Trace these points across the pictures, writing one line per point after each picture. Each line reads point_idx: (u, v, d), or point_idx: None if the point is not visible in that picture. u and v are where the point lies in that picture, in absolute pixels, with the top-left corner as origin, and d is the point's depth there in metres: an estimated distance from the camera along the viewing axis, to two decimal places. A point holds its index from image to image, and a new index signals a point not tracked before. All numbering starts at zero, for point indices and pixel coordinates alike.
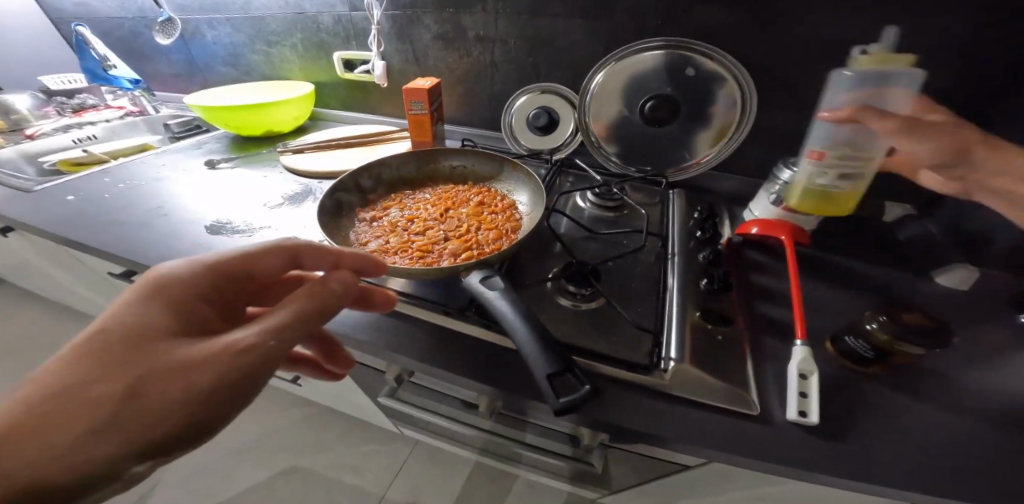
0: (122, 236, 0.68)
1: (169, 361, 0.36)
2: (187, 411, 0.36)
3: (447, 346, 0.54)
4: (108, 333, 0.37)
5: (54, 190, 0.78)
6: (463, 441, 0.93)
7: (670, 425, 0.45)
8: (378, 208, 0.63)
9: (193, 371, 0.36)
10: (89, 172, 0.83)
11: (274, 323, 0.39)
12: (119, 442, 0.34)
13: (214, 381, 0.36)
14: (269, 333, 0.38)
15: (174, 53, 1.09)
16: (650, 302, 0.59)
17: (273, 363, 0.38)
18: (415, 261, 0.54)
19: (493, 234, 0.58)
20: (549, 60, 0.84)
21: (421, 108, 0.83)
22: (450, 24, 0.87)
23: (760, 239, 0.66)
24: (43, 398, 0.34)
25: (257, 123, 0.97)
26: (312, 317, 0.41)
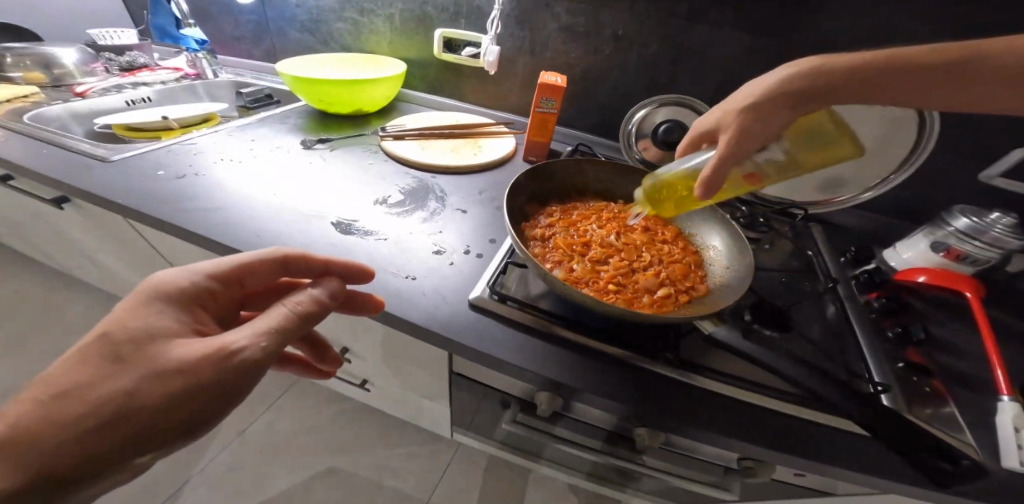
0: (235, 224, 0.59)
1: (159, 364, 0.31)
2: (181, 412, 0.31)
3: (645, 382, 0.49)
4: (101, 333, 0.32)
5: (135, 162, 0.67)
6: (487, 436, 0.90)
7: (914, 482, 0.43)
8: (541, 224, 0.57)
9: (181, 376, 0.31)
10: (169, 144, 0.72)
11: (270, 321, 0.34)
12: (93, 457, 0.29)
13: (195, 387, 0.31)
14: (268, 333, 0.34)
15: (244, 14, 0.97)
16: (839, 349, 0.55)
17: (267, 367, 0.33)
18: (613, 296, 0.48)
19: (680, 269, 0.52)
20: (690, 69, 0.79)
21: (550, 107, 0.77)
22: (584, 16, 0.80)
23: (926, 287, 0.63)
24: (39, 400, 0.29)
25: (347, 101, 0.87)
26: (308, 317, 0.36)
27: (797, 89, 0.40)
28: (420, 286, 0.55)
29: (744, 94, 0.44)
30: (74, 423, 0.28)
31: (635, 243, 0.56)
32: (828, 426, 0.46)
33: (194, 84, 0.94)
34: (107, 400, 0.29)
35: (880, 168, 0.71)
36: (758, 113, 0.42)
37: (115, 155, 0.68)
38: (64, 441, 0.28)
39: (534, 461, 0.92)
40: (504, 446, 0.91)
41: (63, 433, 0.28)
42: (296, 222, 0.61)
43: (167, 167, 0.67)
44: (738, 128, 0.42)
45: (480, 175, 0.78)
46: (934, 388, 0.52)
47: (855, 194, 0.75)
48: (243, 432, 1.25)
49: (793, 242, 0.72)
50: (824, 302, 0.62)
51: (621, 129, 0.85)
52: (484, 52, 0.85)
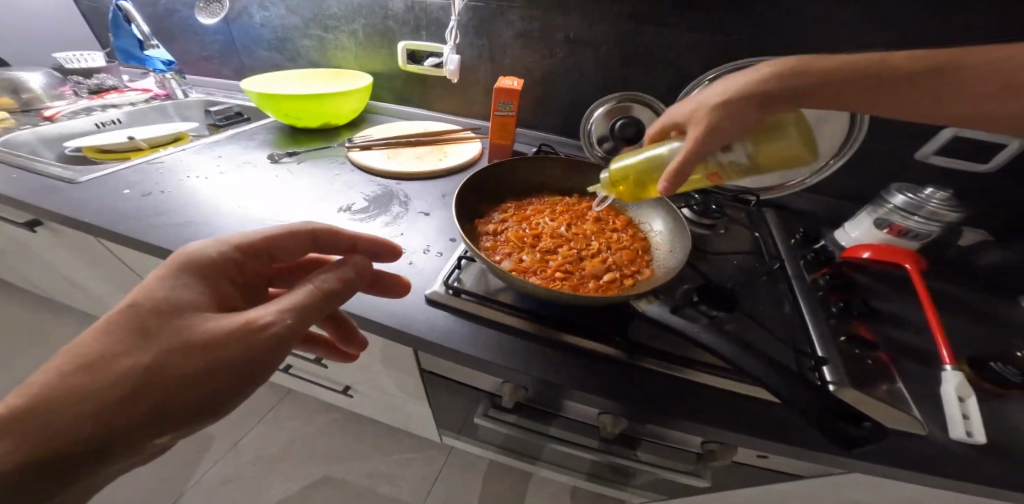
0: (200, 237, 0.61)
1: (189, 335, 0.34)
2: (207, 385, 0.33)
3: (593, 367, 0.51)
4: (135, 304, 0.34)
5: (104, 183, 0.68)
6: (485, 439, 0.90)
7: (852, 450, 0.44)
8: (494, 220, 0.59)
9: (210, 348, 0.33)
10: (135, 163, 0.74)
11: (294, 301, 0.37)
12: (118, 422, 0.31)
13: (220, 358, 0.34)
14: (289, 309, 0.36)
15: (211, 34, 0.99)
16: (785, 327, 0.57)
17: (289, 342, 0.36)
18: (559, 284, 0.50)
19: (627, 254, 0.55)
20: (642, 68, 0.82)
21: (508, 110, 0.79)
22: (538, 22, 0.83)
23: (872, 262, 0.65)
24: (73, 368, 0.32)
25: (315, 115, 0.89)
26: (329, 295, 0.39)
27: (774, 88, 0.43)
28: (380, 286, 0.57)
29: (718, 91, 0.46)
30: (106, 388, 0.31)
31: (586, 233, 0.59)
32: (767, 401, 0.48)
33: (165, 104, 0.96)
34: (138, 369, 0.32)
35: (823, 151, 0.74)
36: (734, 108, 0.44)
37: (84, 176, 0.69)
38: (98, 407, 0.31)
39: (532, 463, 0.92)
40: (502, 449, 0.91)
41: (99, 400, 0.31)
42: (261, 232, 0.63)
43: (135, 186, 0.69)
44: (708, 123, 0.45)
45: (444, 179, 0.81)
46: (878, 360, 0.53)
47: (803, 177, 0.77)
48: (231, 448, 1.25)
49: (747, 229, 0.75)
50: (775, 281, 0.64)
51: (582, 127, 0.89)
52: (446, 61, 0.88)
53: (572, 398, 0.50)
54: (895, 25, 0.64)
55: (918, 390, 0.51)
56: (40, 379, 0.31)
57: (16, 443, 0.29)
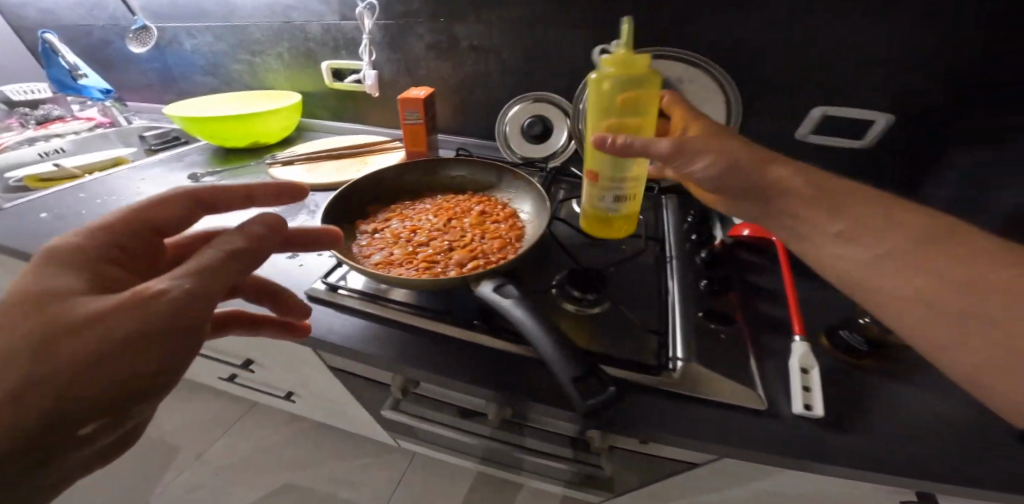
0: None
1: (76, 320, 0.29)
2: (116, 361, 0.29)
3: (453, 355, 0.54)
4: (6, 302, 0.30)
5: (26, 207, 0.74)
6: (463, 450, 0.88)
7: (686, 423, 0.45)
8: (379, 219, 0.64)
9: (105, 326, 0.29)
10: (62, 188, 0.80)
11: (197, 262, 0.31)
12: (25, 423, 0.27)
13: (115, 340, 0.29)
14: (185, 271, 0.31)
15: (149, 63, 1.06)
16: (654, 304, 0.59)
17: (199, 305, 0.31)
18: (421, 272, 0.54)
19: (497, 243, 0.59)
20: (543, 70, 0.87)
21: (416, 118, 0.84)
22: (444, 34, 0.88)
23: (752, 241, 0.69)
24: None
25: (244, 135, 0.95)
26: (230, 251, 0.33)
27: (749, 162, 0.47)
28: None
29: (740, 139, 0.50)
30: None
31: (465, 226, 0.63)
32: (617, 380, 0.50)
33: (107, 132, 1.02)
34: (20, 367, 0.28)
35: None
36: (724, 166, 0.48)
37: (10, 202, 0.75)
38: None
39: (517, 473, 0.89)
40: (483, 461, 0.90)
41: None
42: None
43: (54, 209, 0.74)
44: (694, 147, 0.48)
45: None
46: (736, 335, 0.54)
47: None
48: (196, 459, 1.29)
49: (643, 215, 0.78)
50: (654, 263, 0.67)
51: (497, 130, 0.94)
52: (363, 76, 0.93)
53: (433, 379, 0.53)
54: (751, 13, 0.68)
55: (771, 364, 0.52)
56: None
57: None
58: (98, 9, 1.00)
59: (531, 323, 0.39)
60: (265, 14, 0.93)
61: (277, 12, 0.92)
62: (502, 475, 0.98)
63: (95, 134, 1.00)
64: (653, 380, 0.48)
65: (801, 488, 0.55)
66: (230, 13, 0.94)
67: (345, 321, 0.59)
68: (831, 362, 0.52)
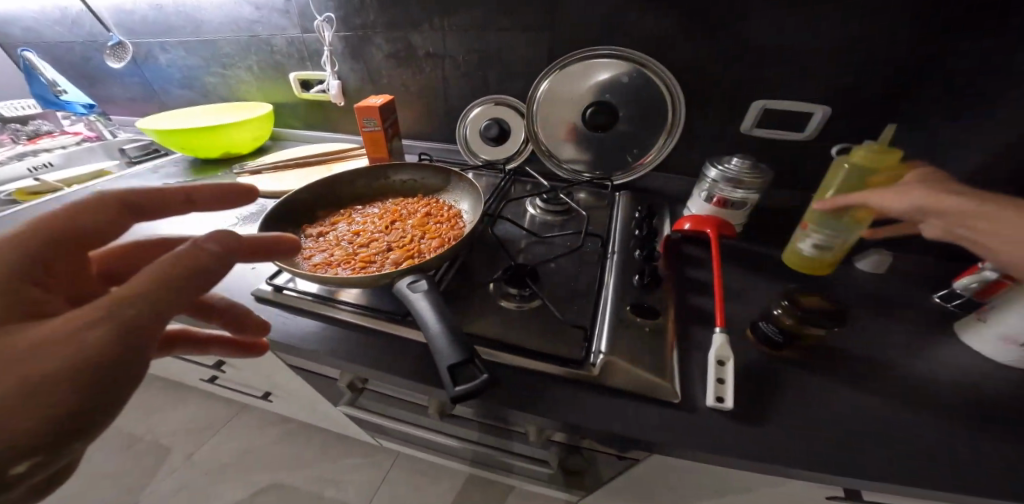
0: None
1: (25, 346, 0.31)
2: (61, 392, 0.30)
3: (387, 352, 0.56)
4: None
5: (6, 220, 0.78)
6: (453, 453, 0.87)
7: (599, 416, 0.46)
8: (325, 224, 0.66)
9: (49, 358, 0.30)
10: (41, 201, 0.84)
11: (130, 292, 0.32)
12: None
13: (58, 367, 0.30)
14: (126, 294, 0.32)
15: (128, 77, 1.11)
16: (588, 300, 0.60)
17: (139, 337, 0.32)
18: (357, 271, 0.57)
19: (436, 242, 0.62)
20: (496, 74, 0.89)
21: (374, 125, 0.87)
22: (400, 43, 0.91)
23: (694, 233, 0.69)
24: None
25: (216, 145, 0.99)
26: (168, 267, 0.33)
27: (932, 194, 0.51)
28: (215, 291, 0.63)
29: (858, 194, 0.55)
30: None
31: (408, 228, 0.65)
32: (539, 374, 0.51)
33: (93, 146, 1.08)
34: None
35: (660, 129, 0.80)
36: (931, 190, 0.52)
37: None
38: None
39: (508, 475, 0.88)
40: (473, 463, 0.89)
41: None
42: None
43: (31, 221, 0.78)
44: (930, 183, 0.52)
45: None
46: (663, 327, 0.55)
47: (645, 157, 0.83)
48: (188, 459, 1.33)
49: (592, 213, 0.79)
50: (595, 258, 0.68)
51: (457, 133, 0.96)
52: (328, 85, 0.98)
53: (368, 372, 0.55)
54: None
55: (693, 354, 0.53)
56: None
57: None
58: (75, 26, 1.04)
59: (430, 314, 0.42)
60: (232, 29, 0.97)
61: (243, 28, 0.97)
62: (494, 476, 0.97)
63: (82, 148, 1.05)
64: (572, 372, 0.50)
65: (735, 482, 0.55)
66: (199, 29, 0.99)
67: (289, 319, 0.61)
68: (754, 353, 0.53)
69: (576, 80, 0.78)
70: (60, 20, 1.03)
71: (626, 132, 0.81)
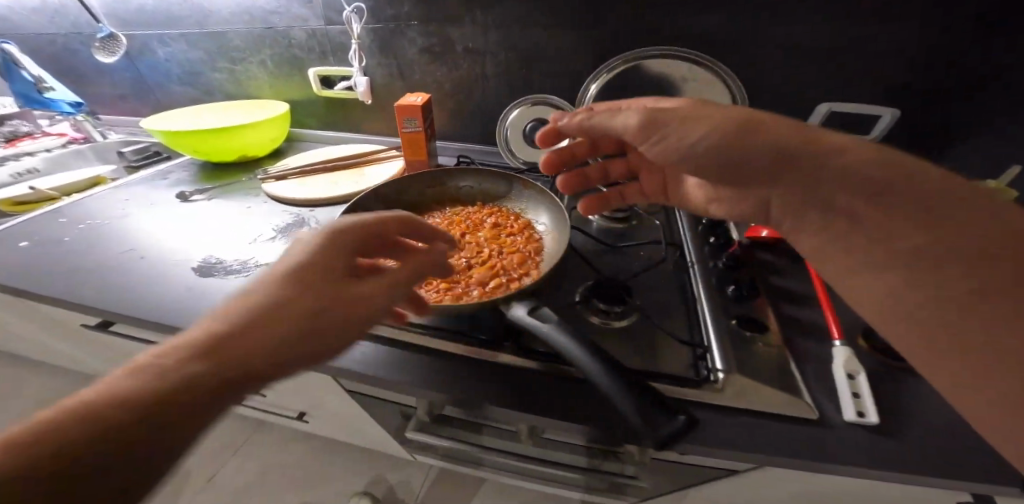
0: (97, 279, 0.62)
1: (338, 298, 0.33)
2: (328, 343, 0.32)
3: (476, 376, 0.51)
4: (308, 268, 0.34)
5: (5, 235, 0.69)
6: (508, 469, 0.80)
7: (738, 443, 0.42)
8: (389, 237, 0.60)
9: (338, 308, 0.33)
10: (40, 213, 0.74)
11: (396, 279, 0.37)
12: (281, 363, 0.30)
13: (355, 319, 0.34)
14: (398, 282, 0.37)
15: (119, 71, 1.00)
16: (681, 314, 0.56)
17: (385, 312, 0.35)
18: (441, 294, 0.50)
19: (517, 258, 0.55)
20: (540, 71, 0.84)
21: (414, 126, 0.80)
22: (436, 37, 0.85)
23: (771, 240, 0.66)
24: (244, 314, 0.31)
25: (232, 147, 0.90)
26: (416, 275, 0.38)
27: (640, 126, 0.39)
28: None
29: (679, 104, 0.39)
30: (242, 369, 0.28)
31: (480, 241, 0.59)
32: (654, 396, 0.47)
33: (82, 149, 0.99)
34: (274, 351, 0.30)
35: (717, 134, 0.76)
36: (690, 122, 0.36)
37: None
38: (278, 350, 0.30)
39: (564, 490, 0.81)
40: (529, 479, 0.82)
41: (280, 343, 0.30)
42: (159, 265, 0.64)
43: (36, 235, 0.69)
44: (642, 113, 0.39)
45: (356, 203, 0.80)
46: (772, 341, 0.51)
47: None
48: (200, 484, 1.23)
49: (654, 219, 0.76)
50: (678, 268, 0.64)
51: (497, 135, 0.90)
52: (353, 83, 0.91)
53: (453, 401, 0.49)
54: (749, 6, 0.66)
55: (805, 366, 0.49)
56: (224, 319, 0.30)
57: (204, 367, 0.27)
58: (58, 16, 0.93)
59: (573, 346, 0.38)
60: (244, 20, 0.89)
61: (257, 18, 0.88)
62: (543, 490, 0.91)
63: (68, 152, 0.96)
64: (694, 392, 0.45)
65: (848, 500, 0.51)
66: (205, 20, 0.89)
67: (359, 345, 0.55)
68: (872, 366, 0.49)
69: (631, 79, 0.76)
70: (41, 10, 0.93)
71: None
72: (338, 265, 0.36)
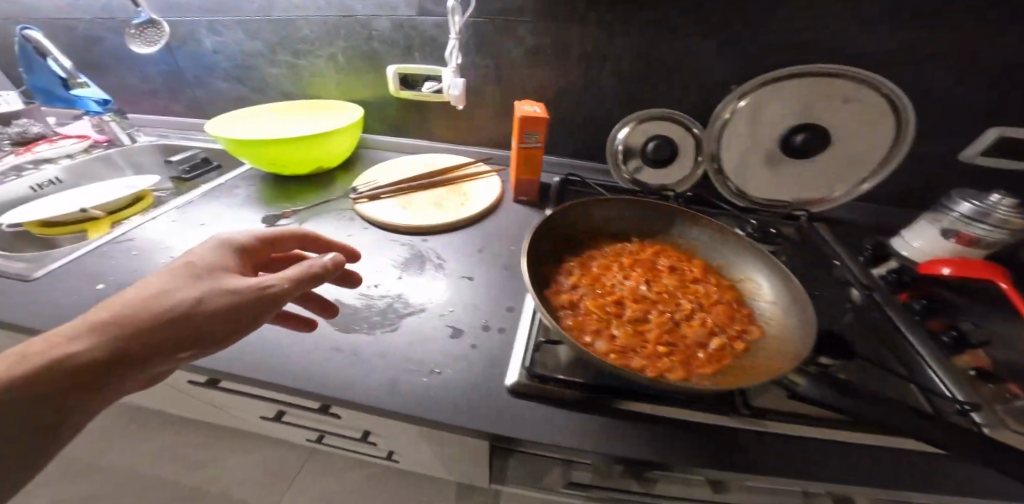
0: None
1: (160, 306, 0.35)
2: (228, 326, 0.37)
3: (721, 450, 0.43)
4: (172, 266, 0.39)
5: (69, 276, 0.55)
6: None
7: None
8: (563, 285, 0.51)
9: (214, 308, 0.37)
10: (100, 244, 0.61)
11: (304, 272, 0.42)
12: (114, 352, 0.33)
13: (213, 315, 0.36)
14: (291, 282, 0.40)
15: (155, 64, 0.89)
16: (898, 364, 0.53)
17: (271, 305, 0.39)
18: (668, 363, 0.44)
19: (725, 311, 0.49)
20: (669, 81, 0.75)
21: (535, 140, 0.69)
22: (550, 38, 0.74)
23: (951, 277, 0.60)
24: (121, 306, 0.34)
25: (307, 159, 0.78)
26: (310, 281, 0.42)
27: None
28: (437, 384, 0.47)
29: None
30: (109, 354, 0.33)
31: (668, 289, 0.52)
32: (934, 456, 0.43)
33: (110, 153, 0.88)
34: (84, 331, 0.33)
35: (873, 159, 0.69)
36: None
37: (42, 263, 0.57)
38: (126, 335, 0.33)
39: None
40: None
41: (125, 336, 0.33)
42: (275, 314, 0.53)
43: (111, 277, 0.56)
44: None
45: (470, 230, 0.70)
46: (1011, 392, 0.50)
47: (851, 189, 0.72)
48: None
49: (806, 246, 0.70)
50: (868, 310, 0.59)
51: (608, 149, 0.80)
52: (444, 84, 0.77)
53: (695, 476, 0.42)
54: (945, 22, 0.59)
55: None
56: (135, 300, 0.35)
57: (89, 344, 0.32)
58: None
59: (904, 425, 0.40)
60: (318, 5, 0.76)
61: (334, 3, 0.75)
62: None
63: (96, 159, 0.85)
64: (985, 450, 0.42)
65: None
66: (269, 6, 0.77)
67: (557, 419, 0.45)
68: None
69: (785, 100, 0.66)
70: None
71: (833, 163, 0.69)
72: (222, 264, 0.41)
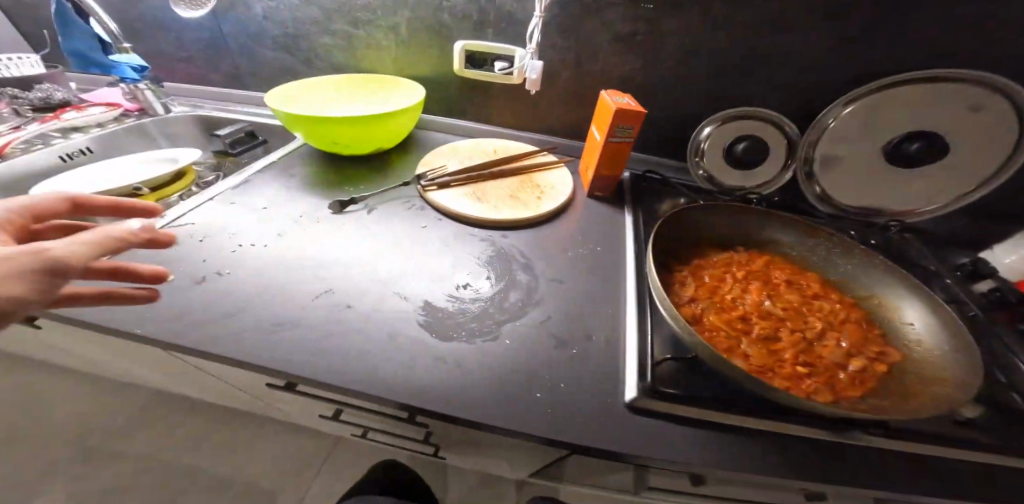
0: (300, 340, 0.45)
1: None
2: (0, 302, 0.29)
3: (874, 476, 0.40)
4: None
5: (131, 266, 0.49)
6: None
7: None
8: (680, 296, 0.47)
9: None
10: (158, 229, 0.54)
11: (78, 241, 0.34)
12: None
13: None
14: (68, 252, 0.33)
15: (195, 30, 0.84)
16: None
17: (60, 276, 0.32)
18: (814, 386, 0.40)
19: (858, 331, 0.45)
20: (766, 78, 0.69)
21: (626, 134, 0.64)
22: (643, 23, 0.68)
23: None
24: None
25: (368, 140, 0.73)
26: (108, 249, 0.36)
27: None
28: (554, 397, 0.43)
29: None
30: None
31: (791, 304, 0.48)
32: None
33: (143, 123, 0.82)
34: None
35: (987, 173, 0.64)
36: None
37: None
38: None
39: None
40: None
41: None
42: (368, 314, 0.49)
43: (177, 267, 0.50)
44: None
45: (548, 226, 0.66)
46: None
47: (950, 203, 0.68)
48: None
49: (908, 257, 0.67)
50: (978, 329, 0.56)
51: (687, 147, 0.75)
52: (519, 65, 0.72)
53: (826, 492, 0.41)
54: None
55: None
56: None
57: None
58: None
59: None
60: None
61: None
62: None
63: (126, 128, 0.80)
64: None
65: None
66: None
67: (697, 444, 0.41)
68: None
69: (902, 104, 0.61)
70: None
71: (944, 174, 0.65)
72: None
